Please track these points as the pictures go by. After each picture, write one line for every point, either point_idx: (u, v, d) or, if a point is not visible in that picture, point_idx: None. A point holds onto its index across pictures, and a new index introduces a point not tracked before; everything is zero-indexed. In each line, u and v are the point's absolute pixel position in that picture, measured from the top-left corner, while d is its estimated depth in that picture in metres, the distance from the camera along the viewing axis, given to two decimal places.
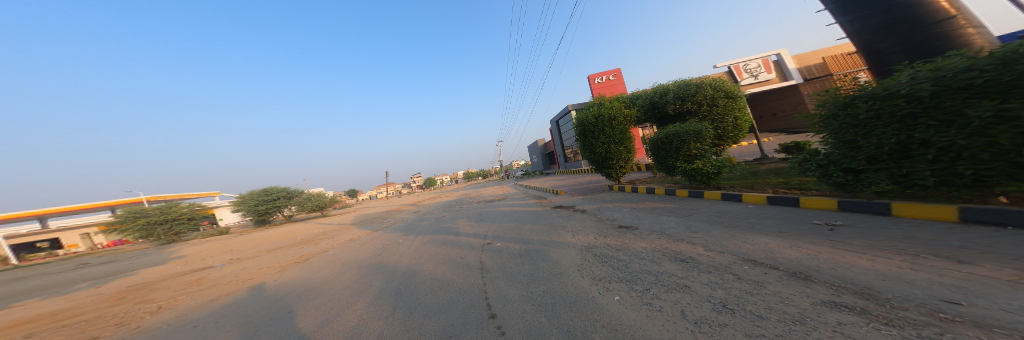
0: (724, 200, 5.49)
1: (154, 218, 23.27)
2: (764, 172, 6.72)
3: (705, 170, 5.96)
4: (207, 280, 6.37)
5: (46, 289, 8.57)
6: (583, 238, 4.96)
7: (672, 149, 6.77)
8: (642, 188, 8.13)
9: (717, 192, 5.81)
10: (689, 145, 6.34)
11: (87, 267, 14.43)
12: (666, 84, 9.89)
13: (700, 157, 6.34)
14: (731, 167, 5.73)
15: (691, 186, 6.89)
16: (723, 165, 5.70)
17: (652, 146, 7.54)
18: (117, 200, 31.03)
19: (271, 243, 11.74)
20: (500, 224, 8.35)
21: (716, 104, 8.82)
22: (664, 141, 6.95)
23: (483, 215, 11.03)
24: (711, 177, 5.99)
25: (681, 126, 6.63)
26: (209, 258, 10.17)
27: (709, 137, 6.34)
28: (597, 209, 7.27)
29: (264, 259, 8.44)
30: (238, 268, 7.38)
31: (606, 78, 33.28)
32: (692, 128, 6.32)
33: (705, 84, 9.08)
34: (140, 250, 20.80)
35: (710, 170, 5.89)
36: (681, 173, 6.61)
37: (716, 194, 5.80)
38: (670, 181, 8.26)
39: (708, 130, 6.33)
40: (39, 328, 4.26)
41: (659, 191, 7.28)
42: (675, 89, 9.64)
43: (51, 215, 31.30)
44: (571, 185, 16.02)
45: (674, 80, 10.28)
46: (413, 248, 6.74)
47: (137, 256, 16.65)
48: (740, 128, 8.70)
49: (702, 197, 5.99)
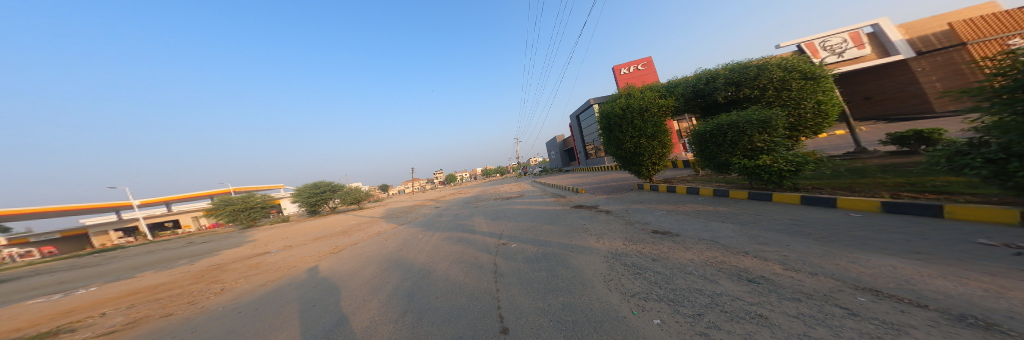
0: (805, 204, 4.27)
1: (236, 206, 27.91)
2: (864, 170, 5.24)
3: (776, 167, 4.79)
4: (260, 265, 7.14)
5: (151, 265, 10.46)
6: (610, 243, 4.33)
7: (726, 143, 5.63)
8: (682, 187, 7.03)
9: (793, 194, 4.59)
10: (752, 137, 5.19)
11: (189, 246, 17.77)
12: (717, 67, 8.44)
13: (766, 152, 5.16)
14: (814, 163, 4.53)
15: (752, 187, 5.70)
16: (803, 161, 4.51)
17: (697, 140, 6.44)
18: (207, 192, 37.72)
19: (316, 233, 13.05)
20: (517, 223, 7.98)
21: (788, 87, 7.21)
22: (715, 133, 5.83)
23: (499, 213, 10.77)
24: (785, 176, 4.78)
25: (740, 114, 5.48)
26: (266, 245, 11.54)
27: (779, 127, 5.11)
28: (626, 210, 6.44)
29: (308, 247, 9.32)
30: (286, 255, 8.21)
31: (635, 68, 30.67)
32: (756, 117, 5.16)
33: (771, 65, 7.49)
34: (226, 233, 25.10)
35: (784, 167, 4.69)
36: (738, 171, 5.46)
37: (792, 197, 4.59)
38: (719, 181, 7.00)
39: (779, 118, 5.11)
40: (136, 299, 5.09)
41: (706, 192, 6.17)
42: (727, 73, 8.24)
43: (169, 202, 39.55)
44: (597, 182, 14.94)
45: (725, 64, 8.84)
46: (431, 245, 6.78)
47: (223, 238, 20.05)
48: (824, 115, 6.98)
49: (770, 200, 4.84)
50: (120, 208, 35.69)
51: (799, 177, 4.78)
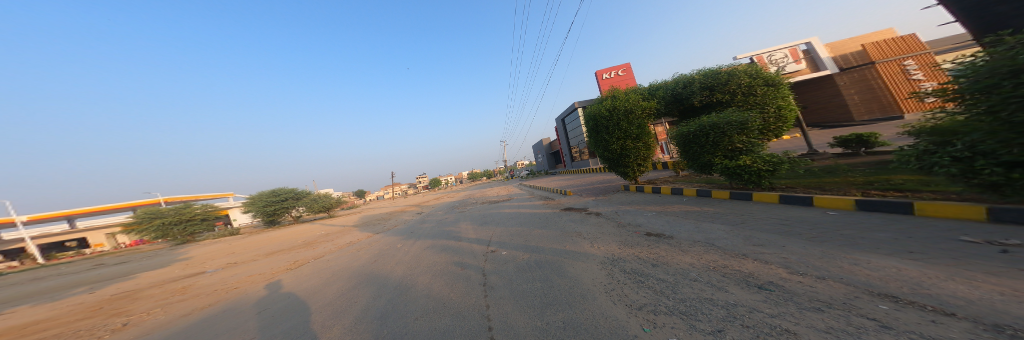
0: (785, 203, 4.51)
1: (170, 218, 23.83)
2: (829, 170, 5.76)
3: (755, 166, 5.06)
4: (192, 288, 5.91)
5: (44, 294, 8.38)
6: (604, 247, 4.20)
7: (708, 144, 5.89)
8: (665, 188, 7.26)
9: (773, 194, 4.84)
10: (731, 138, 5.48)
11: (101, 267, 14.65)
12: (692, 72, 9.01)
13: (744, 153, 5.48)
14: (789, 163, 4.81)
15: (732, 187, 5.99)
16: (778, 161, 4.82)
17: (681, 141, 6.69)
18: (135, 202, 31.99)
19: (272, 246, 11.46)
20: (506, 228, 7.65)
21: (754, 92, 7.91)
22: (697, 134, 6.09)
23: (487, 217, 10.34)
24: (763, 175, 5.06)
25: (721, 116, 5.77)
26: (208, 262, 9.86)
27: (756, 128, 5.44)
28: (614, 211, 6.45)
29: (260, 263, 8.05)
30: (230, 274, 6.96)
31: (615, 74, 32.19)
32: (733, 119, 5.48)
33: (740, 71, 8.17)
34: (155, 250, 21.26)
35: (763, 167, 4.96)
36: (720, 172, 5.72)
37: (771, 197, 4.84)
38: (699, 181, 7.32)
39: (755, 120, 5.44)
40: None
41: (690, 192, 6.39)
42: (702, 78, 8.85)
43: (78, 215, 32.76)
44: (581, 185, 15.15)
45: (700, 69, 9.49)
46: (411, 254, 6.16)
47: (150, 256, 16.89)
48: (785, 119, 7.71)
49: (751, 199, 5.09)
50: (8, 223, 28.80)
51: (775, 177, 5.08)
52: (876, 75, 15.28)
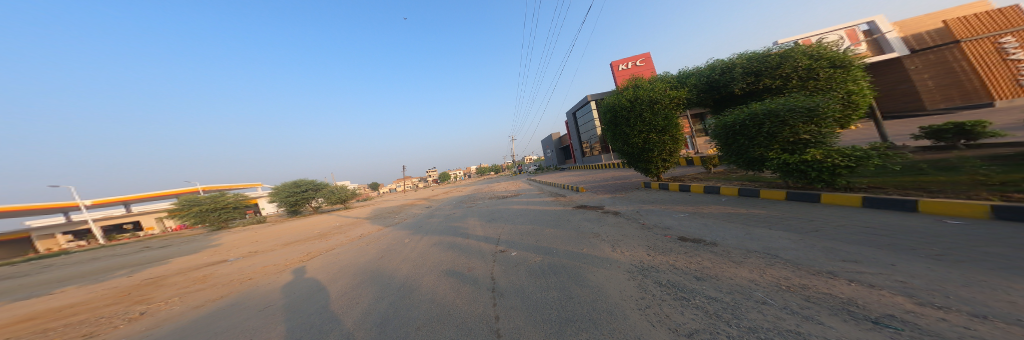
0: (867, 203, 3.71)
1: (205, 206, 25.65)
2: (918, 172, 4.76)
3: (827, 161, 4.23)
4: (212, 277, 6.03)
5: (87, 276, 8.95)
6: (630, 253, 3.67)
7: (763, 135, 5.14)
8: (697, 187, 6.51)
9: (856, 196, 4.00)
10: (795, 127, 4.75)
11: (146, 250, 15.93)
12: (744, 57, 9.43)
13: (810, 145, 4.69)
14: (877, 158, 3.92)
15: (787, 187, 5.15)
16: (860, 154, 3.99)
17: (727, 133, 5.94)
18: (177, 190, 34.92)
19: (289, 236, 11.80)
20: (516, 226, 7.26)
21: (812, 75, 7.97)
22: (750, 124, 5.34)
23: (495, 214, 9.97)
24: (837, 172, 4.19)
25: (782, 102, 5.00)
26: (229, 250, 10.21)
27: (829, 116, 4.60)
28: (636, 211, 5.83)
29: (276, 253, 8.24)
30: (246, 264, 7.07)
31: (633, 64, 30.48)
32: (800, 105, 4.68)
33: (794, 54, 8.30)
34: (192, 236, 22.99)
35: (838, 162, 4.11)
36: (777, 168, 4.92)
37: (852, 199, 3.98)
38: (739, 180, 6.44)
39: (829, 106, 4.61)
40: (19, 331, 3.81)
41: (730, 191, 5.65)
42: (746, 64, 9.68)
43: (129, 202, 36.20)
44: (595, 181, 14.43)
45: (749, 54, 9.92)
46: (417, 251, 6.00)
47: (187, 241, 18.23)
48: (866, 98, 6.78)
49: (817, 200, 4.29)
50: (68, 208, 31.98)
51: (853, 174, 4.21)
52: (959, 56, 13.29)
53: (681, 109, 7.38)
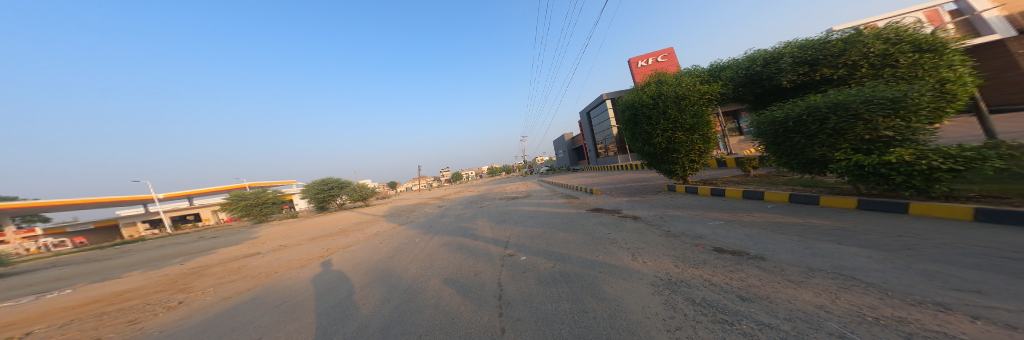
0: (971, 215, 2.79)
1: (249, 202, 28.28)
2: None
3: (920, 162, 3.40)
4: (245, 269, 6.44)
5: (145, 263, 10.01)
6: (653, 263, 3.25)
7: (828, 132, 4.43)
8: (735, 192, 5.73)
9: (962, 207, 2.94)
10: (871, 121, 3.96)
11: (199, 241, 17.80)
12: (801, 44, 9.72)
13: (893, 143, 3.83)
14: (996, 160, 3.08)
15: (859, 194, 4.29)
16: (970, 153, 3.17)
17: (779, 130, 5.24)
18: (225, 187, 38.94)
19: (314, 231, 12.52)
20: (526, 229, 7.01)
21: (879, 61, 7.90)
22: (811, 119, 4.63)
23: (504, 215, 9.80)
24: (934, 177, 3.37)
25: (856, 92, 4.23)
26: (262, 244, 10.98)
27: (923, 108, 3.76)
28: (658, 216, 5.30)
29: (301, 248, 8.72)
30: (275, 257, 7.50)
31: (653, 61, 28.77)
32: (879, 95, 3.91)
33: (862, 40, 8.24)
34: (236, 229, 25.39)
35: (938, 163, 3.28)
36: (845, 170, 4.15)
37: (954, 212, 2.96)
38: (790, 185, 5.56)
39: (925, 97, 3.77)
40: (79, 313, 4.10)
41: (783, 198, 4.83)
42: (802, 54, 9.82)
43: (187, 197, 40.98)
44: (611, 183, 13.75)
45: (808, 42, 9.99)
46: (426, 252, 6.00)
47: (231, 233, 20.13)
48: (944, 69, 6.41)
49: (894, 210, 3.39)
50: (138, 202, 36.72)
51: (957, 180, 3.34)
52: None
53: (713, 105, 6.62)
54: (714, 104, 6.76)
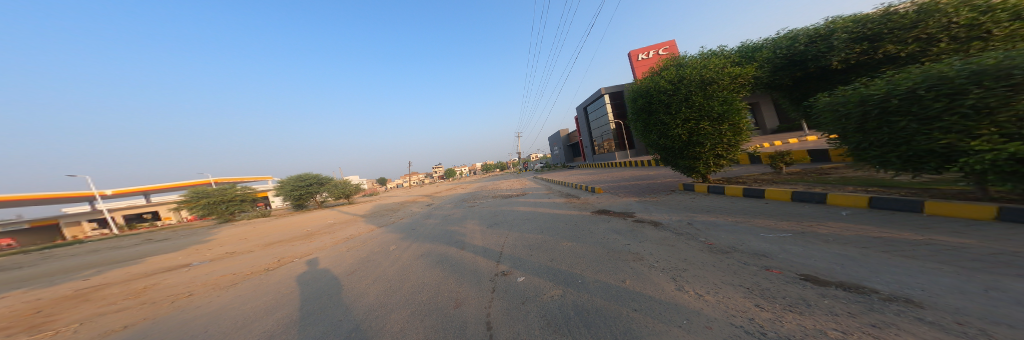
0: None
1: (212, 199, 25.67)
2: None
3: None
4: (155, 289, 4.96)
5: (53, 275, 8.18)
6: (713, 297, 2.22)
7: (962, 112, 3.47)
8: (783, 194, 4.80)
9: None
10: None
11: (145, 243, 15.61)
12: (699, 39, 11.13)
13: None
14: None
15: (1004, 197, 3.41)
16: None
17: (879, 113, 4.30)
18: (190, 182, 35.62)
19: (277, 234, 10.94)
20: (523, 236, 5.97)
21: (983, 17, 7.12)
22: (895, 101, 4.02)
23: (498, 217, 8.63)
24: None
25: (1007, 54, 3.25)
26: (211, 249, 9.39)
27: None
28: (685, 222, 4.36)
29: (249, 257, 7.25)
30: (207, 271, 6.00)
31: (653, 53, 28.27)
32: None
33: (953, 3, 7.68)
34: (197, 229, 22.89)
35: None
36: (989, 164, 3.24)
37: None
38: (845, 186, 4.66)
39: None
40: None
41: (859, 202, 3.90)
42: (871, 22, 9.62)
43: (145, 193, 37.13)
44: (612, 181, 12.91)
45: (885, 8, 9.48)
46: (398, 266, 4.82)
47: (187, 235, 17.91)
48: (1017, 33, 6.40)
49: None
50: (84, 199, 32.81)
51: None
52: None
53: (744, 91, 5.66)
54: (747, 90, 5.82)
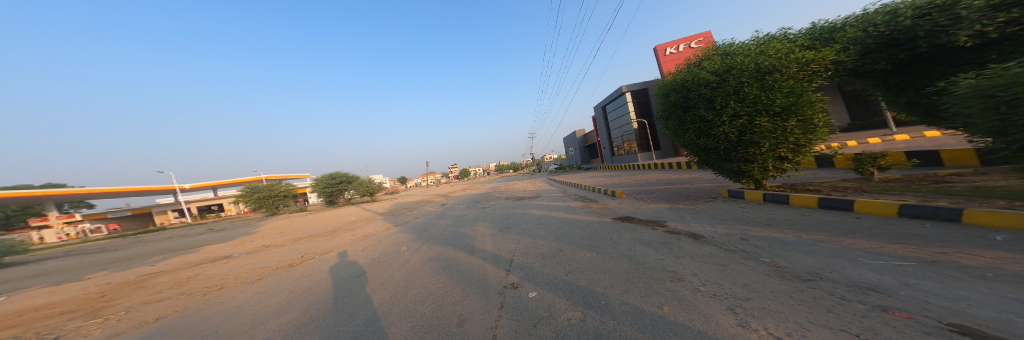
0: None
1: (262, 193, 28.69)
2: None
3: None
4: (194, 280, 5.30)
5: (128, 260, 9.34)
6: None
7: None
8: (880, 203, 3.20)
9: None
10: None
11: (205, 233, 17.68)
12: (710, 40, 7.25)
13: None
14: None
15: None
16: None
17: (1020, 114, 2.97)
18: (243, 179, 40.21)
19: (308, 230, 11.63)
20: (536, 243, 5.52)
21: None
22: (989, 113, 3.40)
23: (510, 220, 8.21)
24: None
25: None
26: (252, 242, 10.21)
27: None
28: (734, 236, 3.55)
29: (278, 251, 7.65)
30: (242, 263, 6.38)
31: (684, 47, 25.97)
32: None
33: None
34: (247, 221, 25.61)
35: None
36: None
37: None
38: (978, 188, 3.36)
39: None
40: None
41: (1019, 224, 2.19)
42: None
43: (209, 188, 42.62)
44: (635, 184, 11.89)
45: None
46: (405, 270, 4.61)
47: (238, 227, 19.99)
48: None
49: None
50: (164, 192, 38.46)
51: None
52: None
53: (818, 81, 4.49)
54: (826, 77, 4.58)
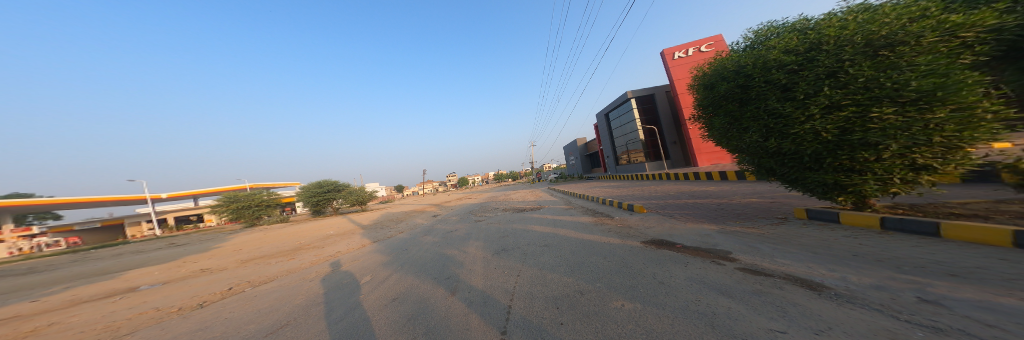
0: None
1: (240, 204, 26.59)
2: None
3: None
4: (32, 335, 3.53)
5: (22, 289, 7.34)
6: None
7: None
8: None
9: None
10: None
11: (162, 249, 15.59)
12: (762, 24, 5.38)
13: None
14: None
15: None
16: None
17: None
18: (225, 187, 37.97)
19: (271, 247, 9.82)
20: (547, 277, 3.93)
21: None
22: None
23: (509, 240, 6.55)
24: None
25: None
26: (193, 263, 8.33)
27: None
28: (905, 295, 2.02)
29: (209, 279, 5.89)
30: (135, 303, 4.55)
31: (693, 51, 25.40)
32: None
33: None
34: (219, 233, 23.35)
35: None
36: None
37: None
38: None
39: None
40: None
41: None
42: None
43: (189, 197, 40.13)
44: (651, 197, 10.44)
45: None
46: (355, 322, 2.98)
47: (203, 240, 17.87)
48: None
49: None
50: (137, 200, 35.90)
51: None
52: None
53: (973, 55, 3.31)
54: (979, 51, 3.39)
